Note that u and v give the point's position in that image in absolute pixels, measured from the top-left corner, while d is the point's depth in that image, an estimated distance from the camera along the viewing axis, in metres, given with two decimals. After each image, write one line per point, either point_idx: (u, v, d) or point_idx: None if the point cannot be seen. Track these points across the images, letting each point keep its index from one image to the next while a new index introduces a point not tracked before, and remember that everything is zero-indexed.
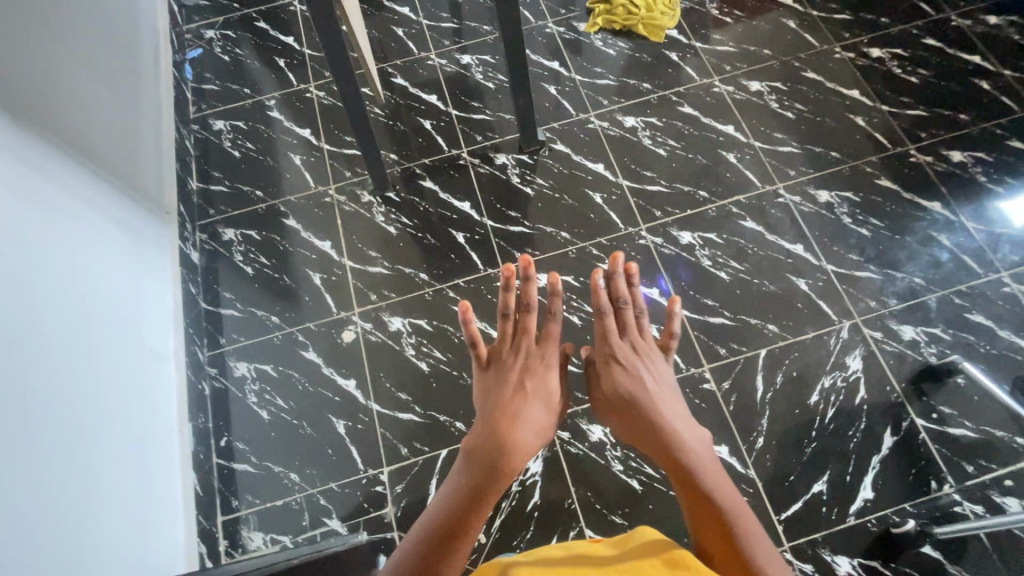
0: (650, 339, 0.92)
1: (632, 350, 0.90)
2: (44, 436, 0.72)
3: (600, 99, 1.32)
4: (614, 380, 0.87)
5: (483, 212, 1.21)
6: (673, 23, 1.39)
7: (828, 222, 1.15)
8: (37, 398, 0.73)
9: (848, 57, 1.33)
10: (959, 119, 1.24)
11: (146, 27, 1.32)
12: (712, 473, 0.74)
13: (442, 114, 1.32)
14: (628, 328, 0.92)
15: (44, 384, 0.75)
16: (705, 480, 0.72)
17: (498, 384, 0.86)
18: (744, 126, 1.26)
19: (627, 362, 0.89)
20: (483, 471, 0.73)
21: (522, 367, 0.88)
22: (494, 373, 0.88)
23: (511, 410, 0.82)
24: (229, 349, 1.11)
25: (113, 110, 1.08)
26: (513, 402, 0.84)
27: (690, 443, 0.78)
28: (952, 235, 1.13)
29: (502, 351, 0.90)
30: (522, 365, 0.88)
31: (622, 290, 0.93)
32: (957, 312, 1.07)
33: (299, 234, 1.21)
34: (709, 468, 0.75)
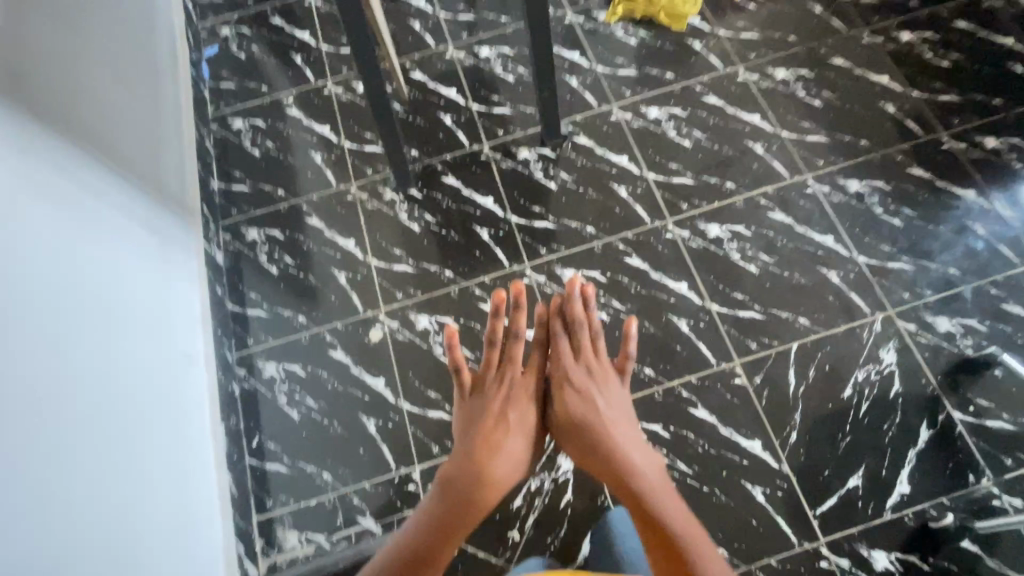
0: (604, 362, 0.93)
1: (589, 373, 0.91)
2: (86, 439, 0.74)
3: (623, 90, 1.29)
4: (573, 405, 0.88)
5: (507, 208, 1.20)
6: (695, 10, 1.36)
7: (859, 212, 1.13)
8: (78, 402, 0.74)
9: (877, 42, 1.29)
10: (992, 104, 1.21)
11: (164, 26, 1.31)
12: (662, 495, 0.75)
13: (462, 109, 1.31)
14: (583, 351, 0.93)
15: (85, 388, 0.76)
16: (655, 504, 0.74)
17: (472, 412, 0.87)
18: (771, 116, 1.24)
19: (581, 385, 0.90)
20: (454, 497, 0.76)
21: (501, 394, 0.89)
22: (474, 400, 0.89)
23: (485, 437, 0.83)
24: (257, 350, 1.11)
25: (136, 113, 1.08)
26: (490, 430, 0.84)
27: (640, 466, 0.79)
28: (988, 225, 1.10)
29: (482, 380, 0.91)
30: (496, 392, 0.89)
31: (578, 312, 0.94)
32: (994, 303, 1.05)
33: (323, 233, 1.20)
34: (658, 490, 0.76)
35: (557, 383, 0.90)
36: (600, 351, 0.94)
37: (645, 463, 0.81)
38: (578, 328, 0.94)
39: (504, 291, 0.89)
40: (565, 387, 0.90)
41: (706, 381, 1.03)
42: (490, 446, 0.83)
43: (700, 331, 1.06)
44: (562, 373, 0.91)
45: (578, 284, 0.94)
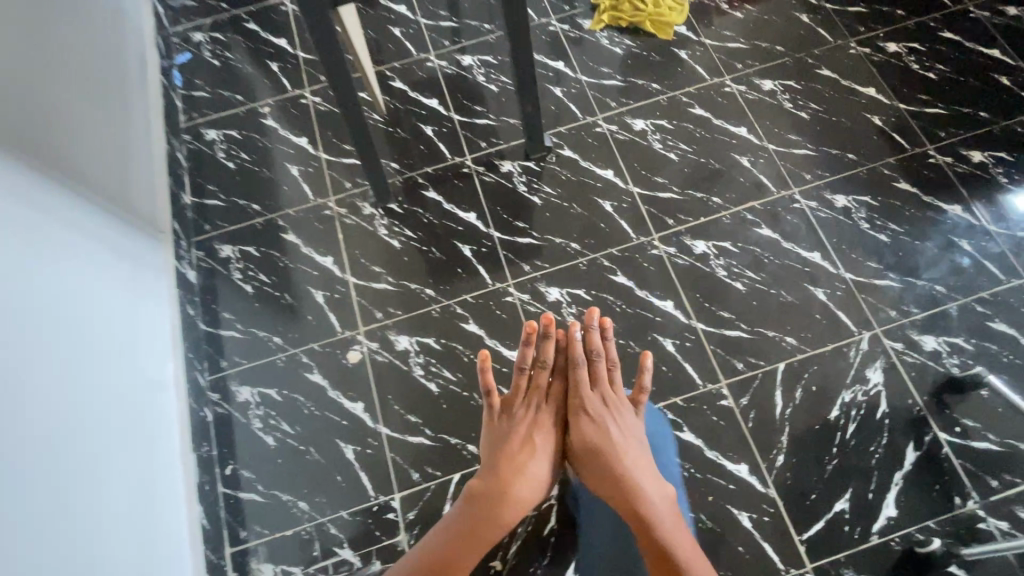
0: (620, 392, 0.93)
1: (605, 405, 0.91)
2: (53, 471, 0.71)
3: (608, 101, 1.27)
4: (590, 435, 0.88)
5: (489, 223, 1.17)
6: (681, 19, 1.34)
7: (846, 228, 1.12)
8: (45, 432, 0.72)
9: (864, 52, 1.28)
10: (979, 117, 1.20)
11: (132, 35, 1.27)
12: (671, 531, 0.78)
13: (443, 120, 1.27)
14: (599, 380, 0.92)
15: (53, 417, 0.74)
16: (663, 541, 0.77)
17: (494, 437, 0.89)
18: (758, 128, 1.22)
19: (596, 416, 0.90)
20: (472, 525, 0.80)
21: (522, 422, 0.89)
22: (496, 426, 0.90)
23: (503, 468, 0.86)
24: (231, 373, 1.08)
25: (105, 128, 1.05)
26: (510, 459, 0.86)
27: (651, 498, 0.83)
28: (974, 241, 1.09)
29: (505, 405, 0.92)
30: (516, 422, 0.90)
31: (596, 343, 0.93)
32: (980, 321, 1.04)
33: (299, 250, 1.17)
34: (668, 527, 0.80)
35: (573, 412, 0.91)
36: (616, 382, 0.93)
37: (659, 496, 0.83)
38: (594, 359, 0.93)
39: (531, 324, 0.89)
40: (579, 417, 0.90)
41: (692, 403, 1.01)
42: (509, 477, 0.85)
43: (686, 352, 1.04)
44: (577, 401, 0.91)
45: (596, 316, 0.93)
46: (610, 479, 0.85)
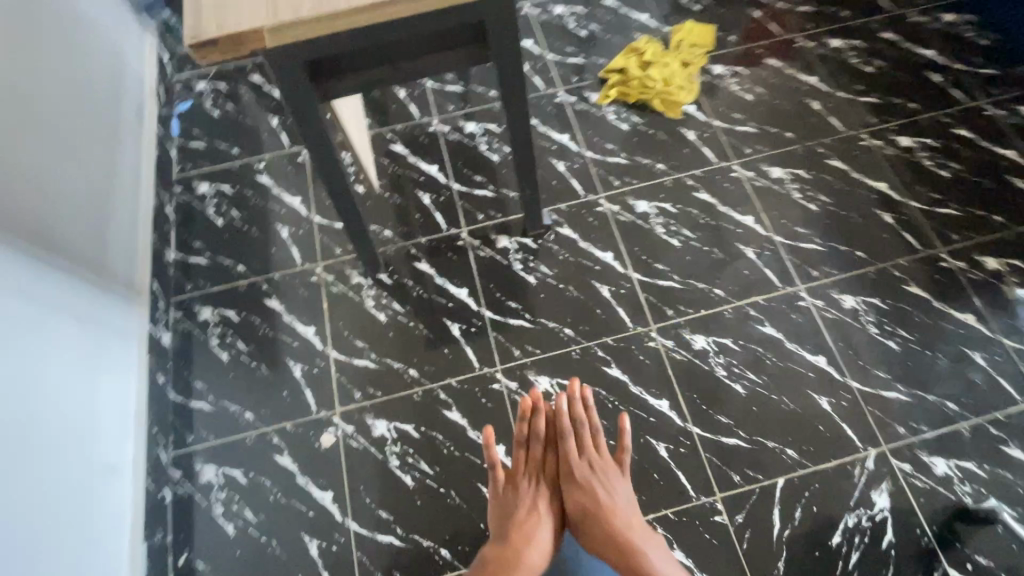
0: (609, 457, 0.92)
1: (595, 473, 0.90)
2: None
3: (611, 179, 1.24)
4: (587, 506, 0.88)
5: (481, 301, 1.12)
6: (690, 99, 1.32)
7: (853, 332, 1.07)
8: None
9: (876, 145, 1.25)
10: (994, 220, 1.16)
11: (130, 83, 1.24)
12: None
13: (442, 188, 1.24)
14: (586, 448, 0.92)
15: None
16: None
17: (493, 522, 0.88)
18: (765, 218, 1.18)
19: (590, 484, 0.89)
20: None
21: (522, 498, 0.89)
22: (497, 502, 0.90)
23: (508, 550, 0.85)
24: (197, 450, 1.02)
25: (83, 189, 1.01)
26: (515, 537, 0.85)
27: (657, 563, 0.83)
28: (988, 355, 1.04)
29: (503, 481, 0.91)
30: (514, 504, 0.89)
31: (579, 412, 0.93)
32: (994, 445, 0.98)
33: (282, 318, 1.12)
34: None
35: (565, 484, 0.90)
36: (602, 446, 0.92)
37: (664, 561, 0.84)
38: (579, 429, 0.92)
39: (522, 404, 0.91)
40: (572, 488, 0.89)
41: (684, 517, 0.95)
42: (517, 558, 0.84)
43: (679, 458, 0.99)
44: (568, 473, 0.90)
45: (577, 386, 0.93)
46: (613, 550, 0.85)
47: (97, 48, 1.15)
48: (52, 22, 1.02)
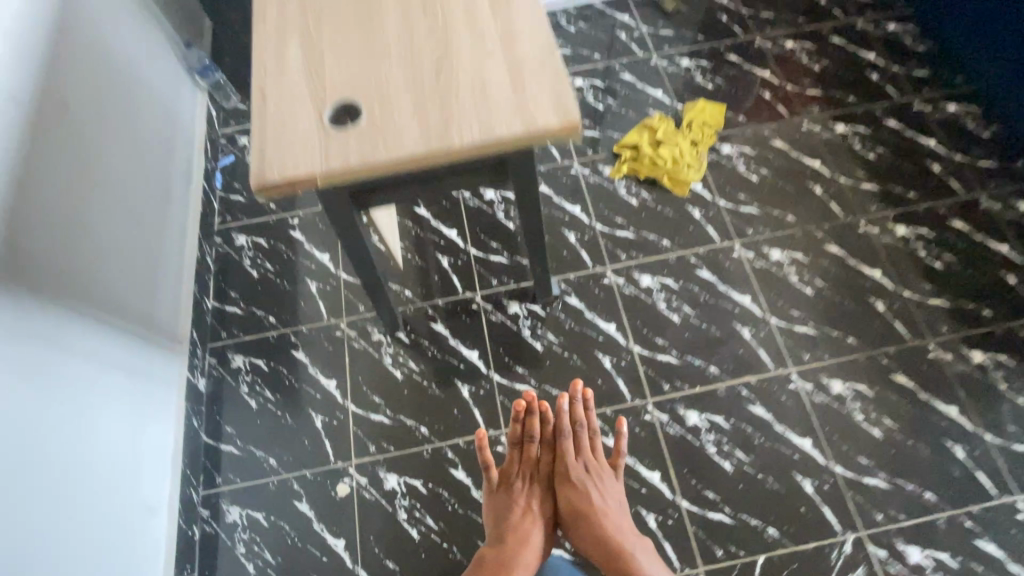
0: (603, 460, 1.02)
1: (590, 474, 1.00)
2: None
3: (619, 252, 1.32)
4: (581, 502, 0.97)
5: (490, 365, 1.21)
6: (698, 177, 1.39)
7: (838, 418, 1.13)
8: None
9: (873, 233, 1.32)
10: (982, 314, 1.23)
11: (183, 139, 1.35)
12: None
13: (460, 252, 1.33)
14: (582, 449, 1.01)
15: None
16: None
17: (494, 513, 0.97)
18: (761, 300, 1.25)
19: (584, 485, 0.98)
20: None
21: (523, 492, 0.99)
22: (500, 495, 0.99)
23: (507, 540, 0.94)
24: (224, 490, 1.12)
25: (138, 247, 1.10)
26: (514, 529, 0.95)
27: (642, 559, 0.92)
28: (967, 448, 1.10)
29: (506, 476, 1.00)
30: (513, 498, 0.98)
31: (578, 414, 1.02)
32: (967, 537, 1.04)
33: (306, 370, 1.22)
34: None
35: (561, 483, 0.99)
36: (597, 447, 1.03)
37: (647, 557, 0.93)
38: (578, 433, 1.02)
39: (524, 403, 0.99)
40: (568, 487, 0.99)
41: None
42: (517, 545, 0.93)
43: (667, 530, 1.06)
44: (565, 473, 0.99)
45: (579, 389, 1.02)
46: (603, 546, 0.94)
47: (156, 111, 1.26)
48: (118, 97, 1.12)
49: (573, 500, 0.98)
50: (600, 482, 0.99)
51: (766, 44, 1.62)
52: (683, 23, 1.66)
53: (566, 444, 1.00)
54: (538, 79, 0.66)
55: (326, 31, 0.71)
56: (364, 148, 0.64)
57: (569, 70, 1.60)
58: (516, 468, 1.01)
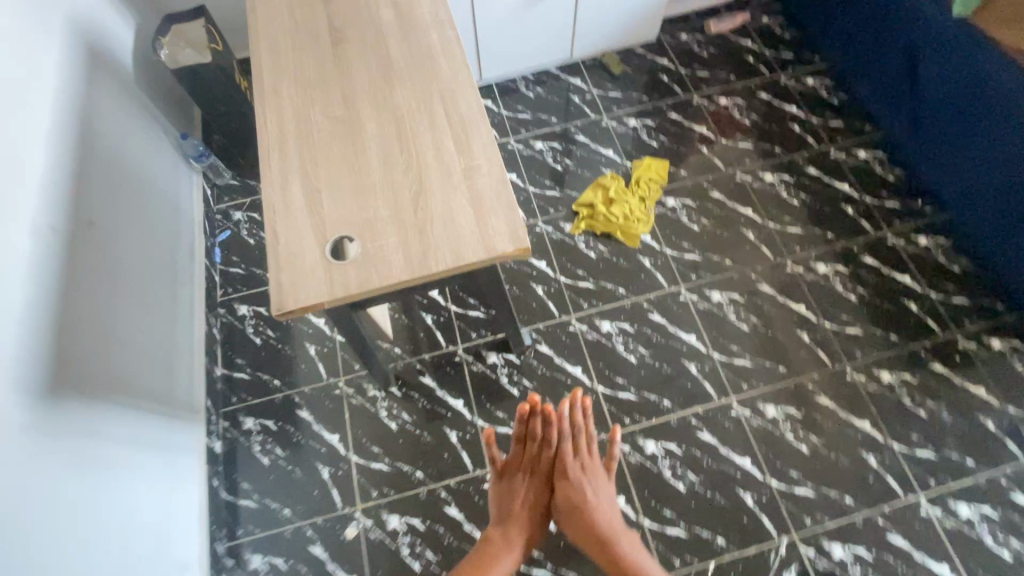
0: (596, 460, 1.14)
1: (584, 473, 1.12)
2: None
3: (581, 301, 1.51)
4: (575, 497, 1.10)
5: (474, 411, 1.38)
6: (646, 230, 1.59)
7: (772, 437, 1.34)
8: None
9: (798, 271, 1.54)
10: (889, 338, 1.46)
11: (185, 224, 1.50)
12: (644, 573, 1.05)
13: (442, 309, 1.50)
14: (579, 451, 1.13)
15: None
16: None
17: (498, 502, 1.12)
18: (705, 337, 1.46)
19: (578, 482, 1.11)
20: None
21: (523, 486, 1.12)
22: (504, 487, 1.13)
23: (509, 530, 1.09)
24: (244, 541, 1.26)
25: (156, 333, 1.25)
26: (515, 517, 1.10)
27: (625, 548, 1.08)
28: (879, 456, 1.31)
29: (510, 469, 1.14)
30: (514, 491, 1.12)
31: (576, 420, 1.13)
32: (880, 532, 1.24)
33: (311, 426, 1.37)
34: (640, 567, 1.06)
35: (558, 480, 1.12)
36: (592, 448, 1.15)
37: (630, 540, 1.09)
38: (575, 436, 1.13)
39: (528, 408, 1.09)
40: (564, 483, 1.11)
41: None
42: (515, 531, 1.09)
43: None
44: (562, 471, 1.12)
45: (579, 397, 1.12)
46: (592, 533, 1.09)
47: (162, 204, 1.41)
48: (132, 200, 1.27)
49: (568, 495, 1.10)
50: (593, 479, 1.12)
51: (702, 101, 1.84)
52: (629, 85, 1.87)
53: (563, 446, 1.12)
54: (494, 208, 0.85)
55: (322, 176, 0.89)
56: (359, 275, 0.80)
57: (530, 133, 1.79)
58: (519, 463, 1.14)
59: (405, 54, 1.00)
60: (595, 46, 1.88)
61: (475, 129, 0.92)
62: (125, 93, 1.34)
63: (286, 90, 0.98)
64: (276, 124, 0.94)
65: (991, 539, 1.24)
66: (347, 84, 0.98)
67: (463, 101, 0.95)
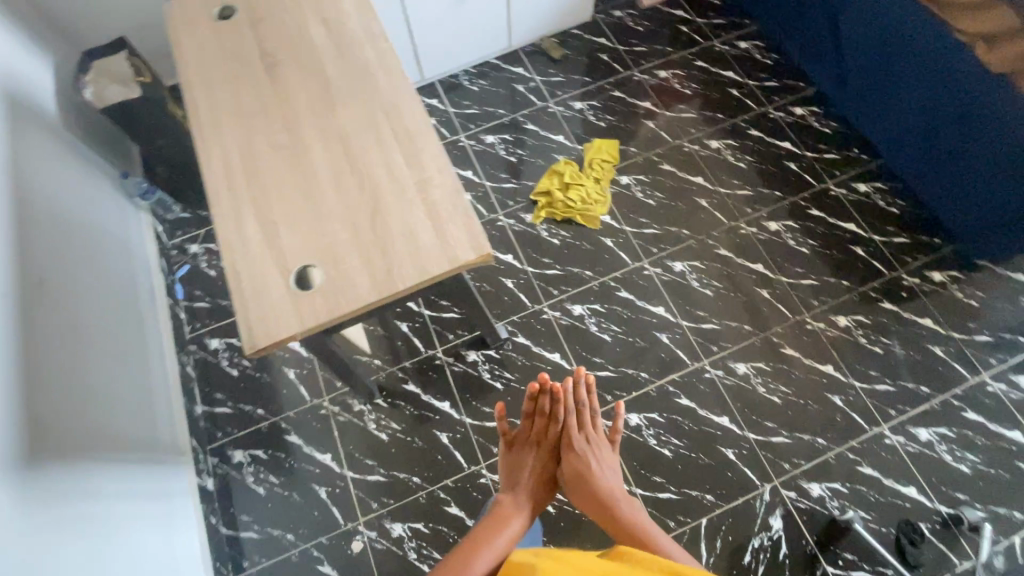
0: (601, 433, 1.14)
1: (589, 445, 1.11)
2: None
3: (551, 288, 1.54)
4: (583, 467, 1.08)
5: (462, 410, 1.41)
6: (605, 210, 1.63)
7: (746, 393, 1.41)
8: None
9: (752, 232, 1.61)
10: (842, 284, 1.54)
11: (141, 266, 1.46)
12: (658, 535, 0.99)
13: (416, 315, 1.51)
14: (585, 425, 1.13)
15: None
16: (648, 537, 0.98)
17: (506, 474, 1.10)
18: (673, 307, 1.51)
19: (585, 454, 1.10)
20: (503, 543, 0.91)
21: (530, 458, 1.11)
22: (511, 461, 1.11)
23: (519, 496, 1.05)
24: (252, 572, 1.27)
25: (130, 381, 1.23)
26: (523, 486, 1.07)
27: (635, 515, 1.04)
28: (843, 396, 1.40)
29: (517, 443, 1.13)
30: (521, 462, 1.10)
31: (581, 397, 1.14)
32: (851, 465, 1.34)
33: (302, 449, 1.38)
34: (653, 530, 1.00)
35: (565, 452, 1.10)
36: (597, 424, 1.15)
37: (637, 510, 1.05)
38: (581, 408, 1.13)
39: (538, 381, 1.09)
40: (571, 455, 1.10)
41: None
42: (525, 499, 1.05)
43: None
44: (569, 442, 1.10)
45: (583, 374, 1.14)
46: (601, 503, 1.06)
47: (113, 248, 1.37)
48: (81, 249, 1.23)
49: (576, 466, 1.09)
50: (597, 452, 1.12)
51: (643, 76, 1.87)
52: (570, 67, 1.88)
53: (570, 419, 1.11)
54: (451, 217, 0.87)
55: (276, 208, 0.89)
56: (328, 304, 0.81)
57: (479, 128, 1.79)
58: (526, 437, 1.13)
59: (341, 73, 1.00)
60: (532, 33, 1.88)
61: (423, 139, 0.93)
62: (53, 141, 1.28)
63: (226, 126, 0.96)
64: (221, 163, 0.93)
65: (949, 457, 1.35)
66: (286, 112, 0.97)
67: (407, 113, 0.95)
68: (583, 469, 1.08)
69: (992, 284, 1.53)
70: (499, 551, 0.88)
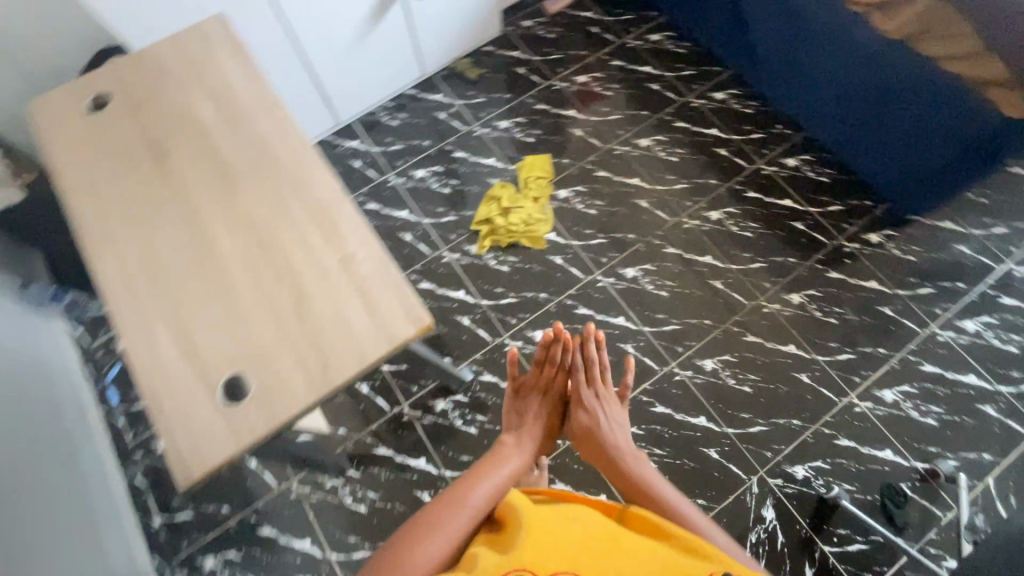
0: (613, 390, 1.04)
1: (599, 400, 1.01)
2: None
3: (509, 318, 1.50)
4: (589, 421, 0.99)
5: (440, 464, 1.35)
6: (549, 228, 1.61)
7: (718, 388, 1.42)
8: None
9: (695, 225, 1.62)
10: (789, 261, 1.57)
11: (63, 379, 1.34)
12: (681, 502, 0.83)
13: (375, 373, 1.44)
14: (595, 381, 1.03)
15: None
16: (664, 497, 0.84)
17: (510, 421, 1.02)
18: (633, 315, 1.50)
19: (595, 410, 1.00)
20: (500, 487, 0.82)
21: (534, 407, 1.03)
22: (516, 408, 1.03)
23: (521, 440, 0.96)
24: None
25: (73, 508, 1.12)
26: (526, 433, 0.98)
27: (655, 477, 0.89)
28: (810, 373, 1.43)
29: (524, 390, 1.05)
30: (526, 410, 1.02)
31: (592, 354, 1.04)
32: (829, 440, 1.36)
33: (278, 540, 1.29)
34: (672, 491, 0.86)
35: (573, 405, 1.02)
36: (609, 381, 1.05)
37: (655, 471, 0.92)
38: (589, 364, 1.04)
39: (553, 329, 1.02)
40: (579, 409, 1.01)
41: None
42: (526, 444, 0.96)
43: None
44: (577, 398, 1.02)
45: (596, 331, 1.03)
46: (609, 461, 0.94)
47: (27, 366, 1.24)
48: None
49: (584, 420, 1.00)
50: (609, 409, 1.02)
51: (563, 83, 1.85)
52: (489, 86, 1.84)
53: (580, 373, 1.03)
54: (382, 287, 0.81)
55: (189, 316, 0.81)
56: (264, 411, 0.74)
57: (408, 164, 1.73)
58: (533, 385, 1.05)
59: (237, 150, 0.93)
60: (444, 57, 1.83)
61: (336, 207, 0.87)
62: None
63: (116, 232, 0.87)
64: (117, 276, 0.84)
65: (916, 413, 1.39)
66: (181, 205, 0.89)
67: (314, 183, 0.89)
68: (590, 422, 0.99)
69: (925, 236, 1.59)
70: (486, 495, 0.79)
